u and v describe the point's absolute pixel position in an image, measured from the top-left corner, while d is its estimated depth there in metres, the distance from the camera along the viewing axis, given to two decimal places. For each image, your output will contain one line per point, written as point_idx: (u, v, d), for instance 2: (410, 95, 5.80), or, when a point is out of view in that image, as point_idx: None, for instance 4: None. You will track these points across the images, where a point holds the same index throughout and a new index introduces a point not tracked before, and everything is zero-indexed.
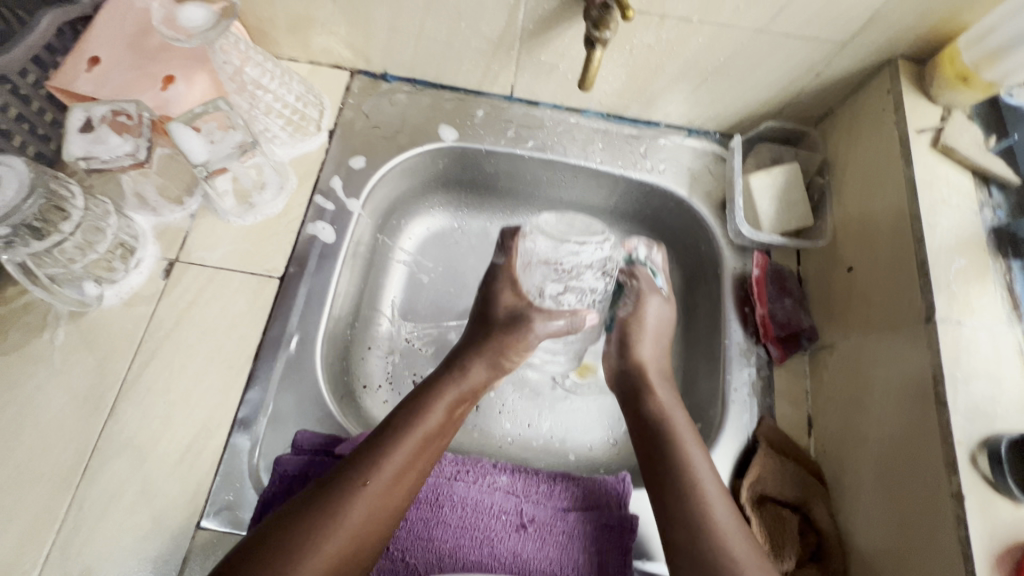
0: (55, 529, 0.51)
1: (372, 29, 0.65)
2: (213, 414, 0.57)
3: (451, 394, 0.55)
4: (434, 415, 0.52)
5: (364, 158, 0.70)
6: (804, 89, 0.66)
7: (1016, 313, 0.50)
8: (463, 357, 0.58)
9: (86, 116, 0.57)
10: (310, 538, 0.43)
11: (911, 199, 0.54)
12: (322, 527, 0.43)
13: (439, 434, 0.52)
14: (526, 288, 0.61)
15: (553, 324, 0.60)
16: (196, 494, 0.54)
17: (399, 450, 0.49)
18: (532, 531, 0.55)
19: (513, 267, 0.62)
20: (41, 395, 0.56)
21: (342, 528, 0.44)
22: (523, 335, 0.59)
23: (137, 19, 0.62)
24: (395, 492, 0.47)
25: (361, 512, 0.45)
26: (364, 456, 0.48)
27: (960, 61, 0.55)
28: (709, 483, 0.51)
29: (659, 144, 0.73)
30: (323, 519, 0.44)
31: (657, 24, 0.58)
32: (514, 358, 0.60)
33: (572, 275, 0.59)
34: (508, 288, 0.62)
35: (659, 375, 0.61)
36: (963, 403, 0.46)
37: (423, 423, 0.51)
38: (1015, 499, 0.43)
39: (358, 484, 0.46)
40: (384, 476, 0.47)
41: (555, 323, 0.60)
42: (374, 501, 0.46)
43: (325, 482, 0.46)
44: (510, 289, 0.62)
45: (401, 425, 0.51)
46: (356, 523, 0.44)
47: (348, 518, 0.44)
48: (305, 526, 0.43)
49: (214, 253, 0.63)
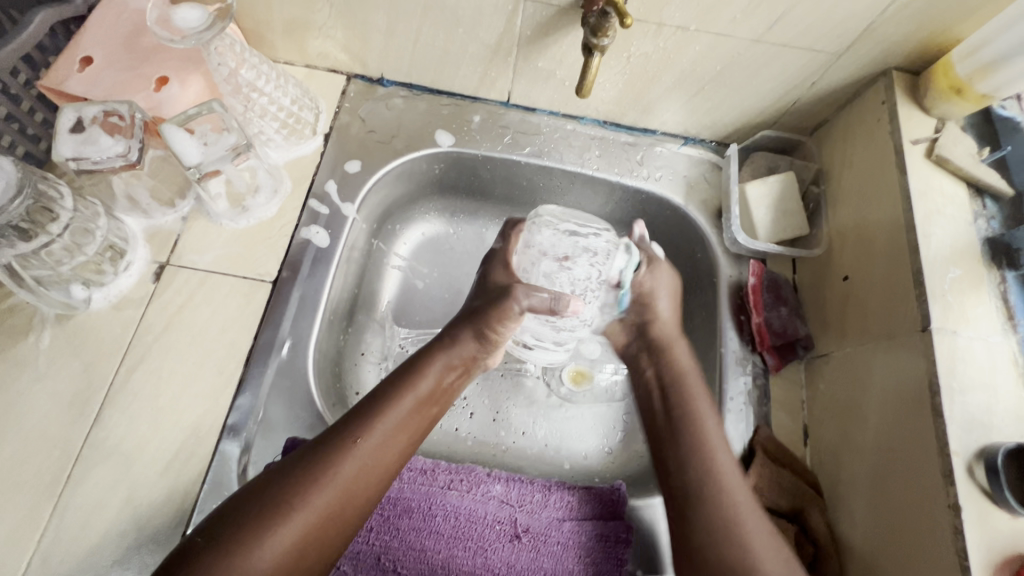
0: (36, 538, 0.50)
1: (369, 33, 0.65)
2: (202, 420, 0.56)
3: (441, 363, 0.54)
4: (425, 382, 0.52)
5: (360, 162, 0.70)
6: (799, 99, 0.66)
7: (1010, 324, 0.50)
8: (452, 327, 0.57)
9: (77, 117, 0.55)
10: (294, 498, 0.42)
11: (906, 208, 0.54)
12: (310, 484, 0.43)
13: (433, 399, 0.52)
14: (521, 272, 0.61)
15: (537, 295, 0.57)
16: (182, 502, 0.52)
17: (391, 414, 0.49)
18: (526, 541, 0.54)
19: (510, 252, 0.63)
20: (24, 400, 0.55)
21: (327, 486, 0.43)
22: (507, 305, 0.57)
23: (131, 21, 0.61)
24: (386, 454, 0.47)
25: (348, 472, 0.45)
26: (354, 420, 0.48)
27: (954, 73, 0.55)
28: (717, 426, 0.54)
29: (655, 152, 0.73)
30: (308, 478, 0.43)
31: (654, 32, 0.58)
32: (502, 330, 0.57)
33: (571, 253, 0.59)
34: (501, 267, 0.62)
35: (677, 332, 0.63)
36: (959, 414, 0.46)
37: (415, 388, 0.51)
38: (1012, 511, 0.42)
39: (348, 446, 0.46)
40: (374, 437, 0.47)
41: (538, 294, 0.57)
42: (361, 461, 0.46)
43: (314, 445, 0.46)
44: (502, 267, 0.62)
45: (392, 391, 0.50)
46: (343, 481, 0.44)
47: (335, 477, 0.44)
48: (289, 487, 0.43)
49: (206, 257, 0.62)
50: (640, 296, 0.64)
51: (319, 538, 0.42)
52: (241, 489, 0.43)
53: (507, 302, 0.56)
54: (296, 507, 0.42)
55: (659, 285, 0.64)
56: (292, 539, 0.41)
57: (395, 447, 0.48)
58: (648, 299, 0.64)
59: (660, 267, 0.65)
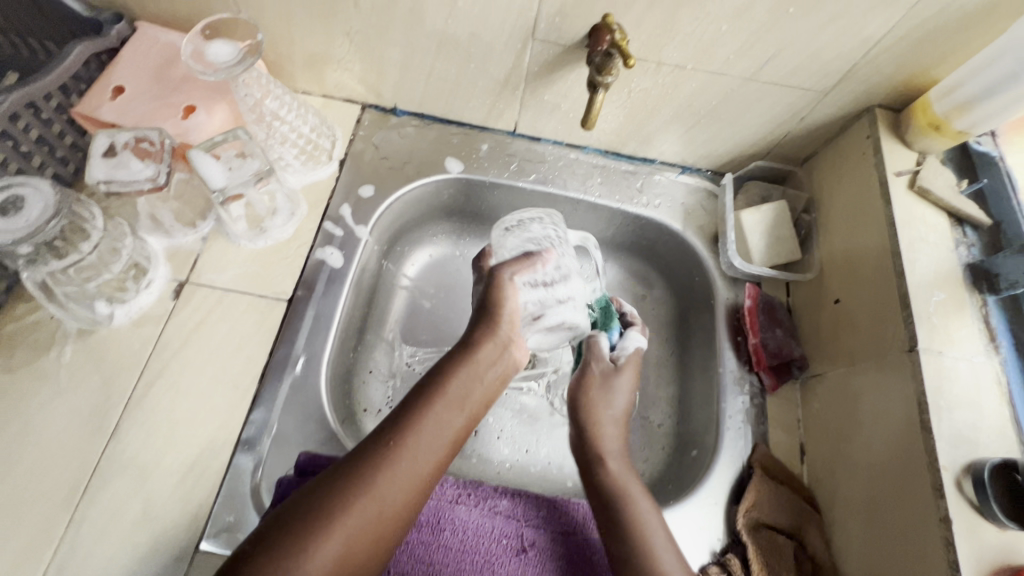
0: (51, 550, 0.51)
1: (385, 67, 0.69)
2: (218, 434, 0.57)
3: (468, 367, 0.55)
4: (452, 388, 0.53)
5: (373, 187, 0.73)
6: (789, 132, 0.70)
7: (992, 345, 0.53)
8: (474, 326, 0.58)
9: (110, 142, 0.59)
10: (338, 507, 0.43)
11: (891, 235, 0.58)
12: (349, 500, 0.44)
13: (465, 409, 0.53)
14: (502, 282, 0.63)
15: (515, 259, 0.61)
16: (196, 515, 0.53)
17: (424, 428, 0.50)
18: (532, 555, 0.56)
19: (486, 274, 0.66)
20: (45, 412, 0.56)
21: (365, 502, 0.44)
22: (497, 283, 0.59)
23: (161, 53, 0.65)
24: (421, 469, 0.48)
25: (384, 485, 0.46)
26: (388, 434, 0.48)
27: (932, 111, 0.59)
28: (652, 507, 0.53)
29: (654, 180, 0.77)
30: (347, 493, 0.44)
31: (653, 70, 0.62)
32: (508, 304, 0.58)
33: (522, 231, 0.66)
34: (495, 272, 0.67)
35: (607, 414, 0.60)
36: (947, 430, 0.48)
37: (445, 399, 0.52)
38: (1001, 524, 0.44)
39: (386, 462, 0.47)
40: (409, 451, 0.48)
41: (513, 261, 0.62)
42: (398, 476, 0.47)
43: (351, 460, 0.47)
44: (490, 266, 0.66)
45: (424, 398, 0.52)
46: (377, 503, 0.45)
47: (374, 493, 0.45)
48: (331, 498, 0.44)
49: (224, 275, 0.65)
50: (582, 405, 0.61)
51: (357, 553, 0.43)
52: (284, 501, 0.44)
53: (495, 277, 0.59)
54: (336, 523, 0.43)
55: (614, 393, 0.62)
56: (334, 554, 0.42)
57: (429, 463, 0.49)
58: (588, 407, 0.60)
59: (623, 375, 0.63)
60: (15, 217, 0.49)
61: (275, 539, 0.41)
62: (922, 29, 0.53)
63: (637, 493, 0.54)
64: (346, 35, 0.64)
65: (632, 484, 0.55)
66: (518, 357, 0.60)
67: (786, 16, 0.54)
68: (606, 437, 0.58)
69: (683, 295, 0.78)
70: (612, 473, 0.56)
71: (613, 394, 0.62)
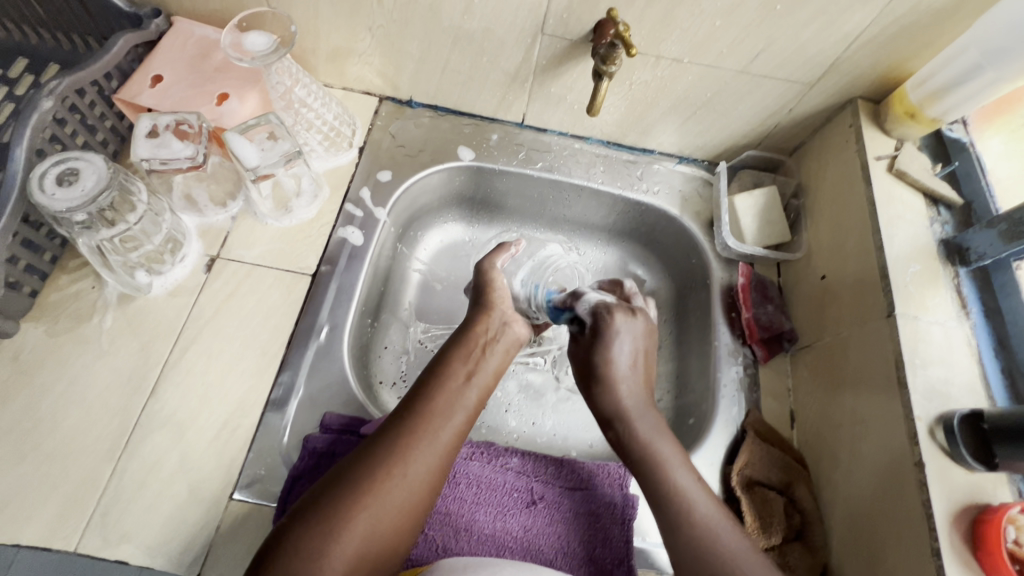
0: (97, 497, 0.55)
1: (403, 60, 0.74)
2: (248, 395, 0.61)
3: (473, 349, 0.60)
4: (459, 366, 0.58)
5: (390, 172, 0.78)
6: (779, 123, 0.75)
7: (963, 312, 0.58)
8: (470, 315, 0.64)
9: (152, 124, 0.63)
10: (368, 473, 0.47)
11: (872, 214, 0.63)
12: (377, 471, 0.48)
13: (474, 382, 0.57)
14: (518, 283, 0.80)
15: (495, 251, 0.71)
16: (230, 468, 0.58)
17: (438, 401, 0.54)
18: (542, 507, 0.60)
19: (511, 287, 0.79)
20: (88, 373, 0.60)
21: (391, 473, 0.48)
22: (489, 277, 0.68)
23: (197, 46, 0.70)
24: (443, 439, 0.52)
25: (411, 455, 0.49)
26: (407, 412, 0.53)
27: (908, 100, 0.65)
28: (687, 468, 0.54)
29: (653, 169, 0.82)
30: (377, 465, 0.48)
31: (653, 63, 0.67)
32: (497, 293, 0.66)
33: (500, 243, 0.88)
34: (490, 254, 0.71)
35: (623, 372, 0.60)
36: (921, 385, 0.53)
37: (453, 374, 0.57)
38: (969, 467, 0.49)
39: (407, 434, 0.50)
40: (429, 425, 0.52)
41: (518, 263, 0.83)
42: (422, 446, 0.50)
43: (375, 438, 0.51)
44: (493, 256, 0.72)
45: (436, 375, 0.57)
46: (402, 473, 0.48)
47: (399, 463, 0.48)
48: (362, 467, 0.48)
49: (252, 251, 0.69)
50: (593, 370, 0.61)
51: (389, 519, 0.47)
52: (323, 476, 0.48)
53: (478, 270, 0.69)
54: (364, 493, 0.46)
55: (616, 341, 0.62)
56: (367, 521, 0.45)
57: (449, 433, 0.52)
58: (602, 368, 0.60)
59: (636, 325, 0.63)
60: (71, 188, 0.54)
61: (315, 510, 0.45)
62: (896, 24, 0.59)
63: (664, 449, 0.55)
64: (368, 30, 0.69)
65: (661, 446, 0.55)
66: (518, 330, 0.65)
67: (774, 13, 0.59)
68: (624, 398, 0.59)
69: (680, 277, 0.82)
70: (639, 436, 0.56)
71: (618, 350, 0.61)
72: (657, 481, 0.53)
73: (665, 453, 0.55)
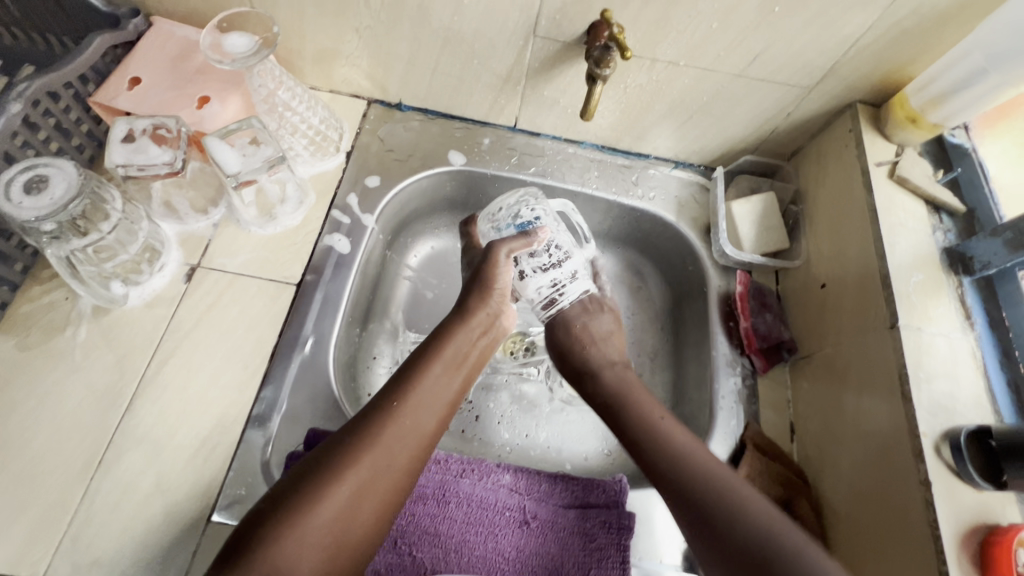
0: (67, 520, 0.52)
1: (392, 62, 0.71)
2: (229, 411, 0.59)
3: (462, 335, 0.58)
4: (448, 349, 0.56)
5: (379, 177, 0.75)
6: (777, 127, 0.73)
7: (968, 322, 0.56)
8: (466, 299, 0.61)
9: (128, 129, 0.61)
10: (348, 456, 0.46)
11: (873, 221, 0.61)
12: (354, 454, 0.46)
13: (461, 368, 0.56)
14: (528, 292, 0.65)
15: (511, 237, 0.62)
16: (208, 487, 0.55)
17: (424, 385, 0.52)
18: (535, 526, 0.58)
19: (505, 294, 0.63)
20: (60, 389, 0.58)
21: (372, 456, 0.46)
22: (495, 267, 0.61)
23: (177, 47, 0.68)
24: (424, 425, 0.50)
25: (393, 435, 0.48)
26: (389, 396, 0.51)
27: (909, 105, 0.63)
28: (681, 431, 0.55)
29: (649, 174, 0.81)
30: (356, 446, 0.46)
31: (648, 66, 0.65)
32: (499, 277, 0.61)
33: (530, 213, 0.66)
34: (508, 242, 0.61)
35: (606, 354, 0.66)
36: (926, 399, 0.51)
37: (442, 358, 0.55)
38: (976, 485, 0.47)
39: (389, 416, 0.49)
40: (412, 408, 0.50)
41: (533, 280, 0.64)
42: (405, 429, 0.49)
43: (353, 421, 0.49)
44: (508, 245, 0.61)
45: (424, 356, 0.55)
46: (385, 453, 0.47)
47: (379, 446, 0.47)
48: (343, 448, 0.46)
49: (235, 260, 0.67)
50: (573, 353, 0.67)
51: (370, 504, 0.45)
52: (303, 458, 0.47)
53: (494, 256, 0.61)
54: (343, 475, 0.45)
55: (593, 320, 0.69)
56: (346, 501, 0.44)
57: (431, 417, 0.51)
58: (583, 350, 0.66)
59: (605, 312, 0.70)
60: (40, 196, 0.51)
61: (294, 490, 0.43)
62: (898, 27, 0.57)
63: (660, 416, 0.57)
64: (355, 31, 0.67)
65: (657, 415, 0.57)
66: (505, 324, 0.64)
67: (772, 15, 0.57)
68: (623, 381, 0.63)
69: (677, 284, 0.81)
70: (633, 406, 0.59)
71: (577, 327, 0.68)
72: (639, 429, 0.56)
73: (649, 412, 0.58)
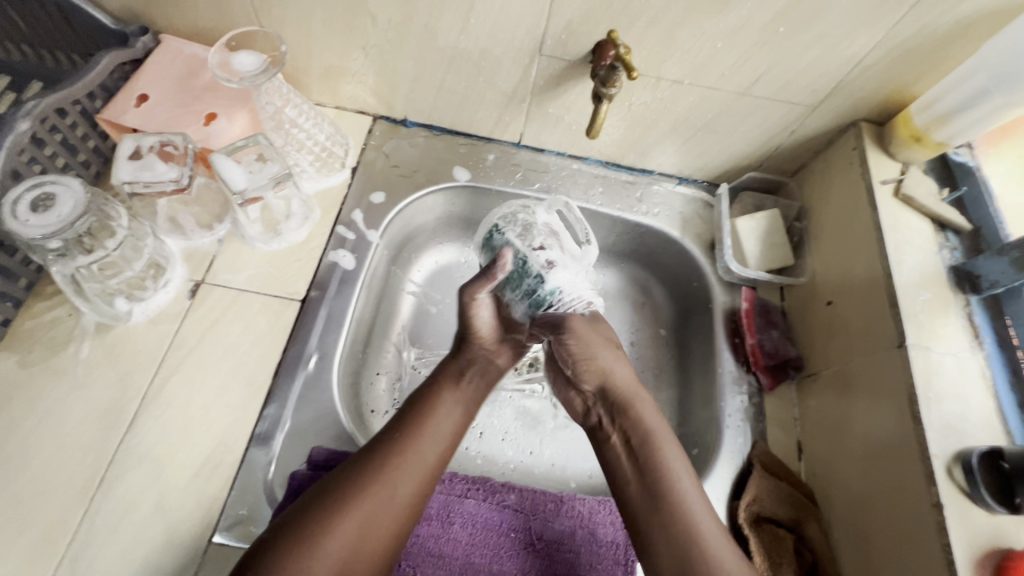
0: (67, 541, 0.52)
1: (398, 80, 0.72)
2: (232, 429, 0.58)
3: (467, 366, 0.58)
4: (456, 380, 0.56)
5: (383, 193, 0.76)
6: (781, 144, 0.74)
7: (976, 341, 0.56)
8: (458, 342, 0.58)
9: (135, 146, 0.61)
10: (354, 488, 0.46)
11: (879, 240, 0.61)
12: (359, 487, 0.46)
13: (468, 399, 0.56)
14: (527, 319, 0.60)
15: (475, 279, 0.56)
16: (210, 508, 0.54)
17: (431, 417, 0.53)
18: (540, 548, 0.57)
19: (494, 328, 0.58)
20: (61, 407, 0.57)
21: (378, 486, 0.47)
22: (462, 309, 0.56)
23: (185, 64, 0.68)
24: (430, 457, 0.50)
25: (399, 468, 0.48)
26: (398, 427, 0.51)
27: (913, 123, 0.63)
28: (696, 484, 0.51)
29: (653, 190, 0.81)
30: (361, 480, 0.47)
31: (653, 85, 0.66)
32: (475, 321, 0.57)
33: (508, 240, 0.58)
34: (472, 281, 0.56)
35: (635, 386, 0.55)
36: (936, 420, 0.51)
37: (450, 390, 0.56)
38: (990, 508, 0.47)
39: (394, 448, 0.49)
40: (418, 439, 0.50)
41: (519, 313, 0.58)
42: (412, 460, 0.49)
43: (359, 454, 0.49)
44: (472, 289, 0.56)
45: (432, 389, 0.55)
46: (390, 487, 0.47)
47: (384, 478, 0.47)
48: (349, 481, 0.46)
49: (239, 276, 0.67)
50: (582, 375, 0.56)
51: (377, 534, 0.46)
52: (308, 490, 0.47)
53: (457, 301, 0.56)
54: (349, 507, 0.45)
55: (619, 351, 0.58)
56: (351, 534, 0.44)
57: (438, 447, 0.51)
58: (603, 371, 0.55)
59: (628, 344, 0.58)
60: (46, 213, 0.51)
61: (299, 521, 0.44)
62: (900, 48, 0.58)
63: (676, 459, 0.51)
64: (362, 49, 0.68)
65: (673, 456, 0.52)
66: (501, 363, 0.60)
67: (776, 35, 0.58)
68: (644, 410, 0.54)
69: (681, 299, 0.80)
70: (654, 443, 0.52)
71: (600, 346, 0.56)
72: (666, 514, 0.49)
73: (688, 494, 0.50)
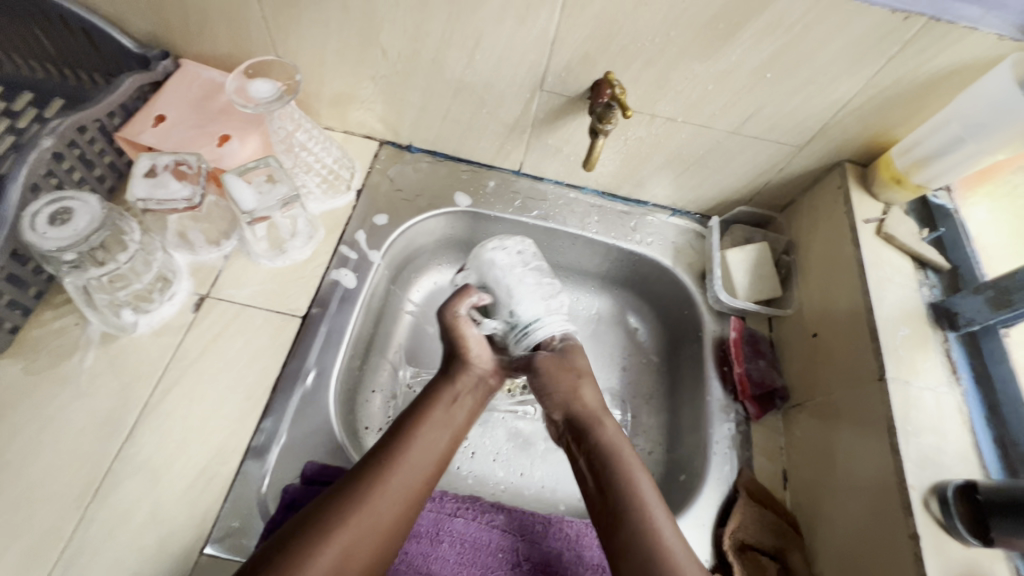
0: (60, 548, 0.52)
1: (405, 108, 0.75)
2: (227, 442, 0.59)
3: (446, 394, 0.60)
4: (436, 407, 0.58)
5: (386, 216, 0.78)
6: (770, 181, 0.77)
7: (954, 377, 0.58)
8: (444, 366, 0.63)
9: (151, 164, 0.64)
10: (339, 512, 0.47)
11: (861, 275, 0.64)
12: (343, 511, 0.47)
13: (449, 426, 0.58)
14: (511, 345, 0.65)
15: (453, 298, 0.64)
16: (203, 519, 0.55)
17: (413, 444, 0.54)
18: (527, 569, 0.58)
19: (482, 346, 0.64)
20: (62, 415, 0.58)
21: (357, 520, 0.47)
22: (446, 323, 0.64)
23: (202, 88, 0.72)
24: (413, 481, 0.52)
25: (383, 490, 0.50)
26: (378, 454, 0.52)
27: (894, 166, 0.67)
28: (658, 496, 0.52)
29: (647, 221, 0.84)
30: (343, 507, 0.47)
31: (647, 121, 0.69)
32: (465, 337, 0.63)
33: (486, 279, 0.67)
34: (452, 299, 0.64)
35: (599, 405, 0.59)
36: (914, 452, 0.52)
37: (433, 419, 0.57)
38: (964, 539, 0.48)
39: (377, 473, 0.50)
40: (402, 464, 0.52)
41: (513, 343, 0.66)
42: (394, 485, 0.50)
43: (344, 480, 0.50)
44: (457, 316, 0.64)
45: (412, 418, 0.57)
46: (375, 508, 0.48)
47: (369, 501, 0.48)
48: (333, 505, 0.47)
49: (243, 291, 0.69)
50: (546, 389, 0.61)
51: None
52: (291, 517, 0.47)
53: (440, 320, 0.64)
54: (331, 533, 0.46)
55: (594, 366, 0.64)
56: (334, 555, 0.45)
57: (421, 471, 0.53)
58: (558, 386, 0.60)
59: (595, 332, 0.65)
60: (63, 227, 0.53)
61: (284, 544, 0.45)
62: (880, 96, 0.61)
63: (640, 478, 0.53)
64: (372, 79, 0.71)
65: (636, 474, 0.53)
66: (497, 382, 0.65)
67: (764, 80, 0.61)
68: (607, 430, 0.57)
69: (672, 327, 0.82)
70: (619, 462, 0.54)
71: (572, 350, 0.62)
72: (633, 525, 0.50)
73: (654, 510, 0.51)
